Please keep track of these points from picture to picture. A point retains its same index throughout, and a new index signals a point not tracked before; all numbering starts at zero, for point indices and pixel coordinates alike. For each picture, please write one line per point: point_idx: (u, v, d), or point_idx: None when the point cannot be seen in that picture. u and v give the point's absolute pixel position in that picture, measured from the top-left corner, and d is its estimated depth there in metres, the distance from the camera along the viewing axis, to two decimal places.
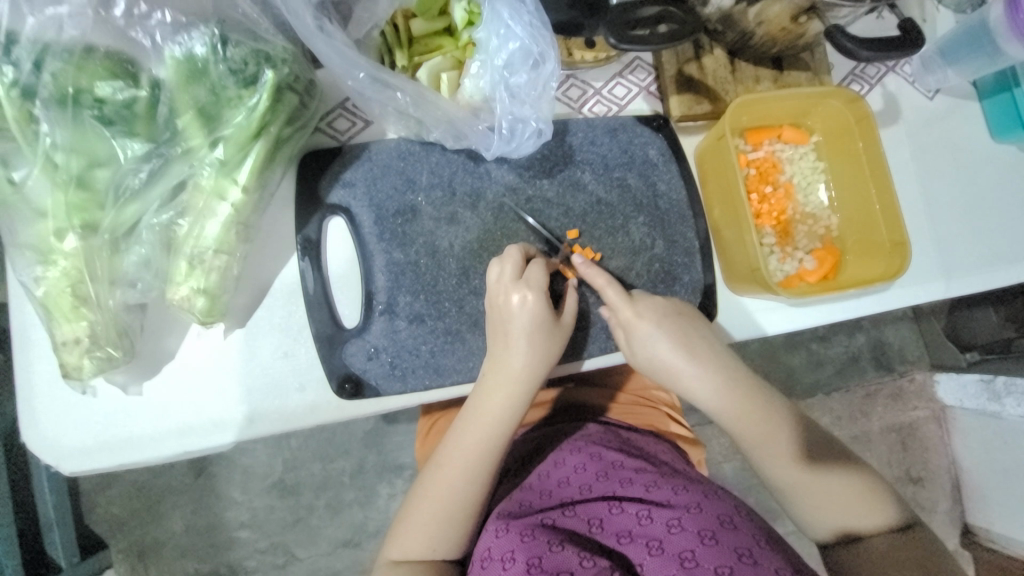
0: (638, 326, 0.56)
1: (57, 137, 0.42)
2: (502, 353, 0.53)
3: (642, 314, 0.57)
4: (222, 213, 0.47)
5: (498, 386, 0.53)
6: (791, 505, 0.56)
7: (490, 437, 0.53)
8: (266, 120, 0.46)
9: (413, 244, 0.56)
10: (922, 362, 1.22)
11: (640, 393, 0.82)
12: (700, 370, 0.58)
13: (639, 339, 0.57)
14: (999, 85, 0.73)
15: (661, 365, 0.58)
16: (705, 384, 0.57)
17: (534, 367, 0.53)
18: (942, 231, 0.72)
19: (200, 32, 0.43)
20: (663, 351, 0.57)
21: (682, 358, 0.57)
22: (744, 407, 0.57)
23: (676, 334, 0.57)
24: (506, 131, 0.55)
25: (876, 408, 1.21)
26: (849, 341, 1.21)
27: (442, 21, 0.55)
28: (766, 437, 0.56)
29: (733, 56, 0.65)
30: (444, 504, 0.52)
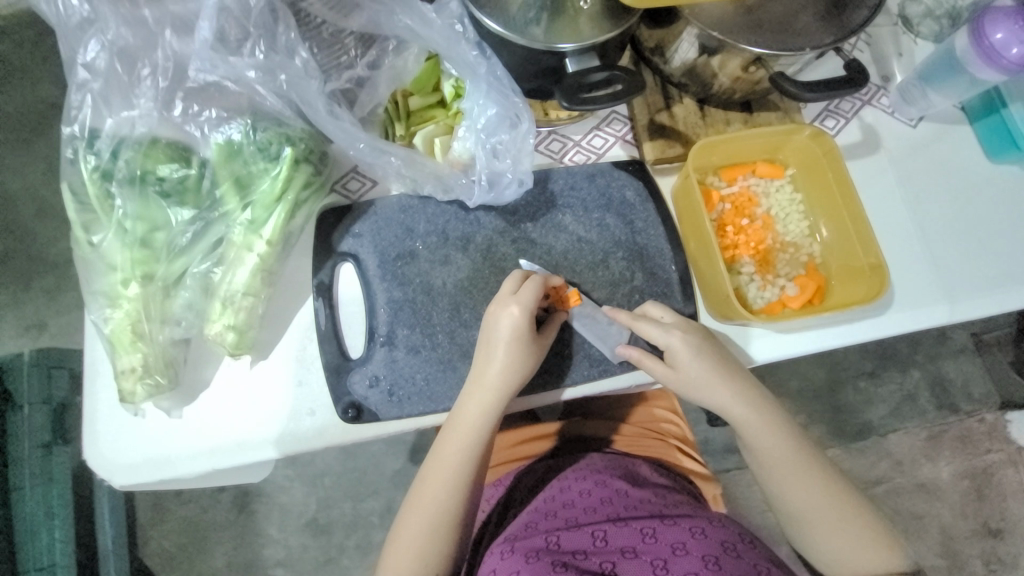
0: (678, 348, 0.60)
1: (127, 208, 0.54)
2: (480, 368, 0.58)
3: (685, 341, 0.60)
4: (249, 262, 0.57)
5: (476, 398, 0.58)
6: (814, 537, 0.60)
7: (472, 441, 0.58)
8: (286, 186, 0.57)
9: (410, 284, 0.63)
10: (992, 401, 1.57)
11: (649, 426, 0.83)
12: (741, 399, 0.60)
13: (673, 359, 0.60)
14: (986, 108, 0.74)
15: (700, 391, 0.60)
16: (751, 424, 0.60)
17: (509, 376, 0.57)
18: (939, 257, 0.71)
19: (237, 123, 0.55)
20: (704, 377, 0.60)
21: (721, 389, 0.60)
22: (781, 446, 0.60)
23: (719, 365, 0.60)
24: (485, 183, 0.64)
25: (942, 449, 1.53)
26: (902, 378, 1.55)
27: (435, 96, 0.65)
28: (804, 485, 0.60)
29: (702, 104, 0.71)
30: (431, 511, 0.57)
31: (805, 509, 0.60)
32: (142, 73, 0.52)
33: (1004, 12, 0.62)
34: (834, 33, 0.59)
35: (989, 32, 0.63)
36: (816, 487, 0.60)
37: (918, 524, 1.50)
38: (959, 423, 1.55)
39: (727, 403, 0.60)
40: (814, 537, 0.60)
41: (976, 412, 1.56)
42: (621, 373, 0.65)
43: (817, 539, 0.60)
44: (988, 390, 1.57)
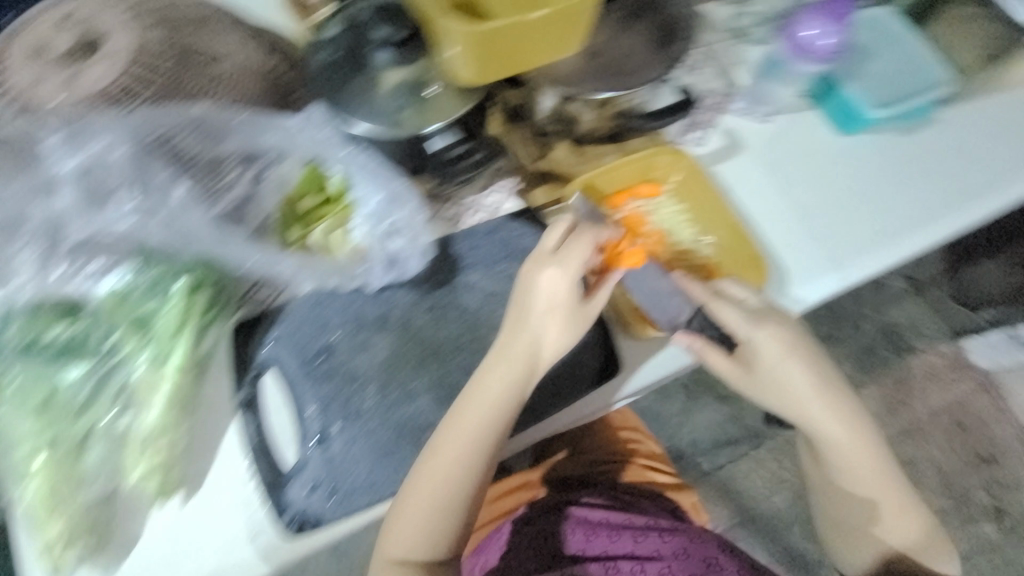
0: (762, 348, 0.65)
1: (25, 375, 0.54)
2: (513, 337, 0.62)
3: (769, 339, 0.65)
4: (158, 400, 0.56)
5: (496, 376, 0.61)
6: (851, 483, 0.70)
7: (476, 426, 0.60)
8: (183, 317, 0.57)
9: (336, 377, 0.64)
10: (943, 332, 1.63)
11: (617, 451, 0.94)
12: (819, 393, 0.67)
13: (765, 358, 0.66)
14: (826, 90, 0.82)
15: (788, 385, 0.66)
16: (825, 410, 0.68)
17: (531, 350, 0.61)
18: (820, 230, 0.77)
19: (122, 267, 0.56)
20: (795, 373, 0.66)
21: (812, 383, 0.67)
22: (845, 409, 0.68)
23: (807, 361, 0.67)
24: (386, 262, 0.67)
25: (914, 393, 1.59)
26: (858, 332, 1.63)
27: (322, 195, 0.65)
28: (858, 464, 0.69)
29: (577, 142, 0.75)
30: (427, 494, 0.59)
31: (852, 477, 0.70)
32: (20, 249, 0.56)
33: (806, 12, 0.70)
34: (656, 67, 0.71)
35: (799, 31, 0.70)
36: (873, 465, 0.69)
37: (913, 469, 1.53)
38: (921, 362, 1.61)
39: (812, 394, 0.67)
40: (850, 496, 0.71)
41: (932, 346, 1.62)
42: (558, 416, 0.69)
43: (851, 497, 0.71)
44: (936, 323, 1.64)
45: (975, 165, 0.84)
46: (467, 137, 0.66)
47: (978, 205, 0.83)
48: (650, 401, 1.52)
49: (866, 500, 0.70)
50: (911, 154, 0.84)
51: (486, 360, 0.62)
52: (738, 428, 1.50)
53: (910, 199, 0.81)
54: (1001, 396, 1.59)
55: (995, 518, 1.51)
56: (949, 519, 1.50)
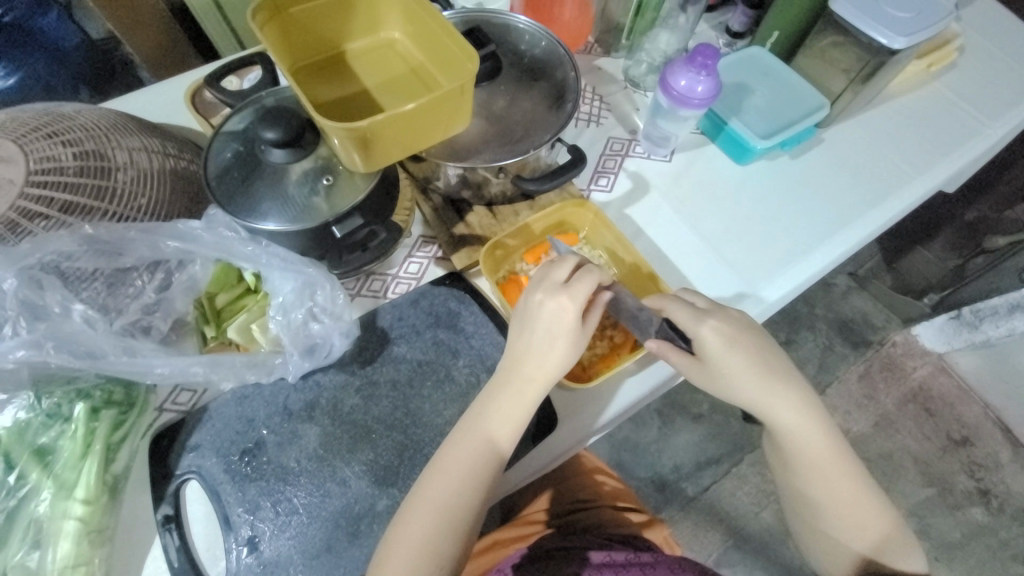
0: (710, 345, 0.64)
1: None
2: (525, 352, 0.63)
3: (718, 336, 0.64)
4: (69, 528, 0.53)
5: (518, 385, 0.62)
6: (819, 494, 0.66)
7: (480, 451, 0.60)
8: (88, 439, 0.55)
9: (265, 475, 0.62)
10: (895, 322, 1.69)
11: (587, 495, 0.91)
12: (769, 382, 0.65)
13: (710, 356, 0.64)
14: (716, 128, 0.88)
15: (730, 378, 0.64)
16: (775, 399, 0.65)
17: (554, 361, 0.62)
18: (733, 257, 0.81)
19: (19, 399, 0.55)
20: (737, 368, 0.64)
21: (759, 373, 0.64)
22: (804, 412, 0.65)
23: (753, 353, 0.65)
24: (304, 349, 0.66)
25: (878, 386, 1.62)
26: (814, 334, 1.67)
27: (241, 286, 0.67)
28: (812, 457, 0.65)
29: (491, 206, 0.80)
30: (426, 529, 0.58)
31: (809, 469, 0.65)
32: None
33: (674, 66, 0.77)
34: (548, 131, 0.73)
35: (671, 82, 0.77)
36: (827, 459, 0.65)
37: (892, 463, 1.54)
38: (879, 355, 1.65)
39: (760, 383, 0.64)
40: (807, 493, 0.66)
41: (885, 338, 1.67)
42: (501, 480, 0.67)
43: (809, 490, 0.66)
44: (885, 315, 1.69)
45: (867, 175, 0.91)
46: (370, 220, 0.65)
47: (876, 211, 0.88)
48: (626, 432, 1.51)
49: (826, 495, 0.65)
50: (806, 173, 0.90)
51: (528, 367, 0.62)
52: (716, 448, 1.50)
53: (814, 213, 0.87)
54: (958, 377, 1.64)
55: (981, 502, 1.51)
56: (935, 509, 1.50)
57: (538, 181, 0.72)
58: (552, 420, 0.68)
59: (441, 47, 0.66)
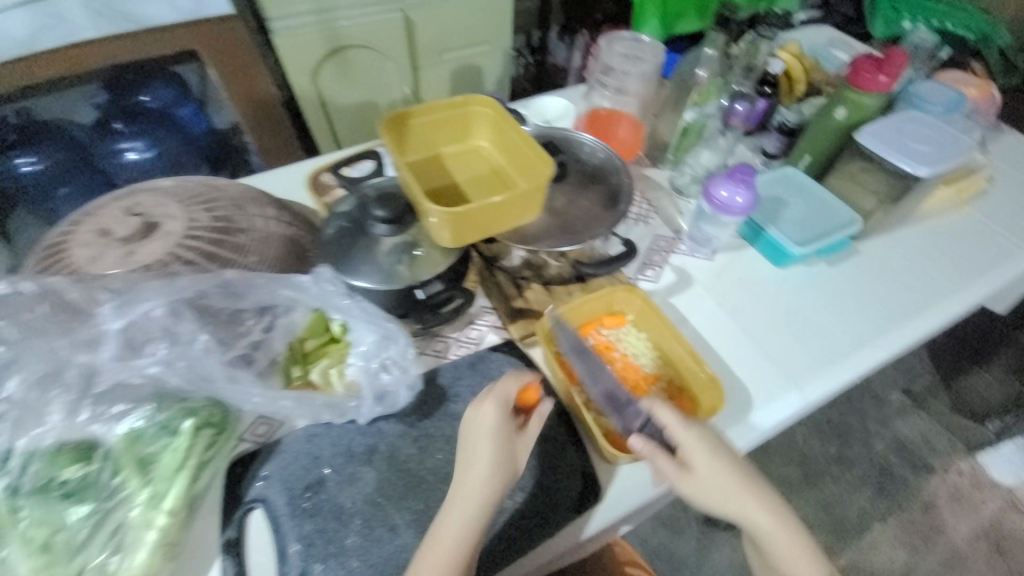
0: (695, 454, 0.66)
1: (31, 516, 0.57)
2: (479, 452, 0.63)
3: (700, 444, 0.66)
4: (149, 539, 0.59)
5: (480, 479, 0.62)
6: None
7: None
8: (187, 454, 0.62)
9: (320, 513, 0.66)
10: (960, 449, 1.58)
11: None
12: (749, 488, 0.65)
13: (696, 465, 0.65)
14: (756, 233, 0.98)
15: (715, 488, 0.65)
16: (755, 505, 0.65)
17: (503, 459, 0.63)
18: (776, 351, 0.85)
19: (140, 410, 0.62)
20: (722, 478, 0.65)
21: (740, 483, 0.65)
22: (787, 526, 0.66)
23: (733, 463, 0.66)
24: (376, 396, 0.74)
25: (944, 519, 1.48)
26: (869, 451, 1.58)
27: (327, 334, 0.79)
28: (802, 561, 0.65)
29: (547, 284, 0.89)
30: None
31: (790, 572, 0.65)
32: (52, 393, 0.60)
33: (717, 179, 0.88)
34: (604, 224, 0.84)
35: (715, 191, 0.87)
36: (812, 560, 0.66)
37: None
38: (943, 483, 1.53)
39: (740, 491, 0.65)
40: None
41: (947, 463, 1.56)
42: (544, 542, 0.68)
43: None
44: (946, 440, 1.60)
45: (899, 290, 0.95)
46: (451, 287, 0.78)
47: (913, 322, 0.91)
48: (661, 538, 1.42)
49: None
50: (843, 280, 0.96)
51: (485, 457, 0.63)
52: None
53: (849, 320, 0.91)
54: None
55: None
56: None
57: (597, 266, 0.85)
58: (597, 492, 0.71)
59: (521, 153, 0.81)
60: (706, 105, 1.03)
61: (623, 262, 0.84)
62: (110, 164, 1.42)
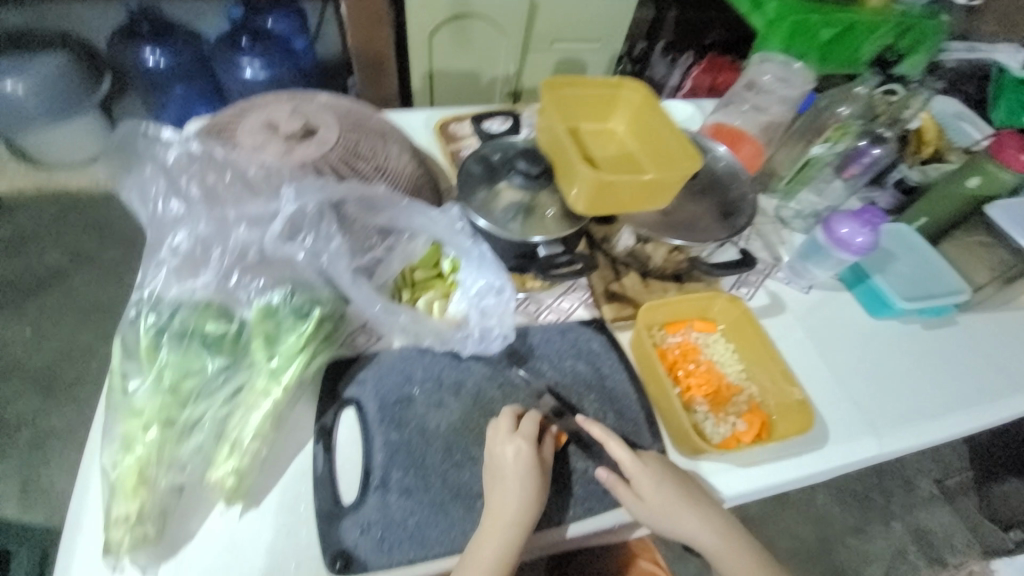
0: (642, 478, 0.67)
1: (170, 358, 0.61)
2: (501, 494, 0.63)
3: (645, 468, 0.67)
4: (265, 406, 0.63)
5: (502, 511, 0.62)
6: None
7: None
8: (310, 339, 0.67)
9: (407, 427, 0.69)
10: (975, 550, 1.52)
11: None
12: (696, 513, 0.67)
13: (645, 491, 0.66)
14: (857, 278, 0.97)
15: (665, 513, 0.65)
16: (703, 531, 0.67)
17: (526, 504, 0.63)
18: (857, 396, 0.85)
19: (279, 290, 0.69)
20: (669, 502, 0.66)
21: (684, 505, 0.66)
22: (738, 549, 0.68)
23: (679, 484, 0.67)
24: (478, 335, 0.76)
25: None
26: (887, 532, 1.52)
27: (435, 270, 0.80)
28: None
29: (645, 276, 0.90)
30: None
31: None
32: (214, 254, 0.66)
33: (842, 216, 0.88)
34: (727, 231, 0.82)
35: (836, 228, 0.88)
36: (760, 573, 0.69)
37: None
38: None
39: (684, 518, 0.66)
40: None
41: (960, 562, 1.49)
42: (610, 511, 0.68)
43: None
44: (964, 539, 1.53)
45: (932, 358, 0.93)
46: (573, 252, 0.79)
47: (993, 402, 0.89)
48: None
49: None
50: (933, 345, 0.95)
51: (512, 492, 0.63)
52: None
53: (931, 387, 0.89)
54: None
55: None
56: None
57: (722, 270, 0.83)
58: None
59: (662, 146, 0.82)
60: (840, 142, 1.01)
61: (747, 270, 0.82)
62: (226, 76, 1.54)
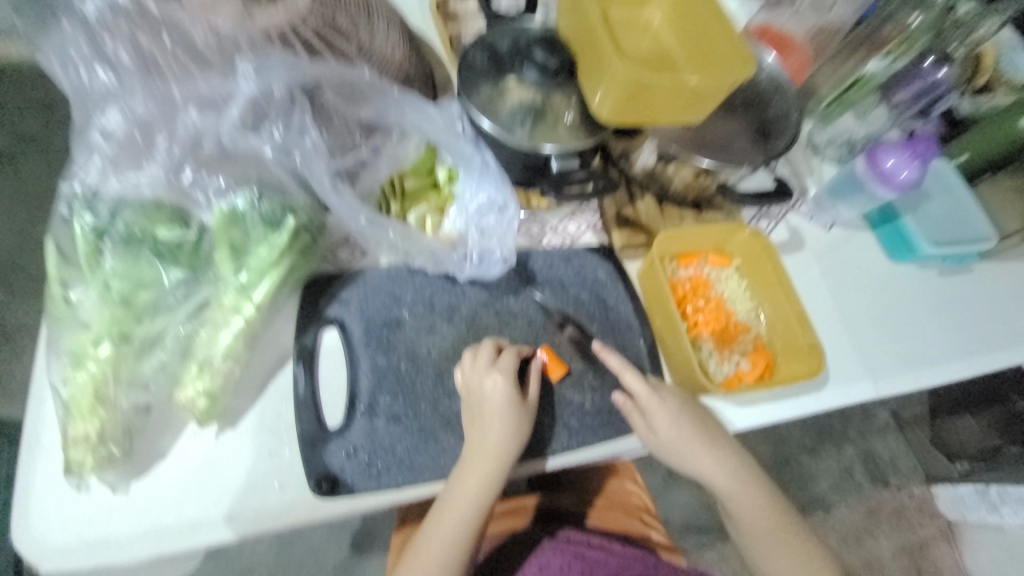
0: (658, 412, 0.64)
1: (115, 266, 0.54)
2: (479, 431, 0.59)
3: (663, 401, 0.65)
4: (235, 324, 0.56)
5: (482, 448, 0.58)
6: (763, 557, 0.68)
7: (451, 548, 0.57)
8: (284, 253, 0.58)
9: (395, 351, 0.64)
10: (914, 475, 1.43)
11: (616, 499, 0.81)
12: (709, 445, 0.65)
13: (659, 424, 0.64)
14: (883, 218, 0.90)
15: (677, 445, 0.64)
16: (715, 462, 0.66)
17: (507, 439, 0.59)
18: (865, 339, 0.82)
19: (243, 192, 0.58)
20: (682, 436, 0.64)
21: (698, 439, 0.65)
22: (747, 482, 0.67)
23: (694, 420, 0.65)
24: (476, 259, 0.68)
25: (882, 524, 1.37)
26: (840, 454, 1.44)
27: (429, 179, 0.69)
28: (760, 516, 0.67)
29: (660, 201, 0.81)
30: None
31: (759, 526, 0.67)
32: (159, 142, 0.55)
33: (891, 145, 0.80)
34: (765, 154, 0.72)
35: (882, 158, 0.80)
36: (770, 514, 0.68)
37: None
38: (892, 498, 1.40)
39: (699, 450, 0.65)
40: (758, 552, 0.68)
41: (907, 484, 1.43)
42: (606, 443, 0.66)
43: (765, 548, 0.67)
44: (912, 463, 1.45)
45: (961, 305, 0.89)
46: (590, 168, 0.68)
47: (1006, 353, 0.87)
48: None
49: (783, 553, 0.68)
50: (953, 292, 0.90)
51: (492, 429, 0.59)
52: None
53: (945, 334, 0.86)
54: None
55: None
56: None
57: (753, 199, 0.74)
58: None
59: (700, 43, 0.67)
60: (901, 58, 0.87)
61: (780, 200, 0.74)
62: None
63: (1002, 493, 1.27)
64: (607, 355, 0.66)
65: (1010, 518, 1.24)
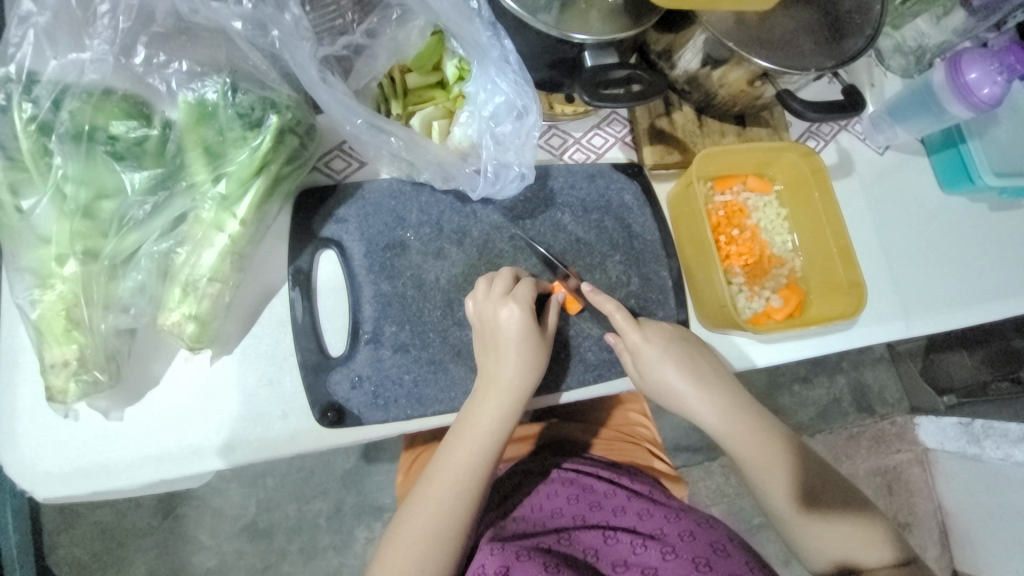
0: (644, 350, 0.59)
1: (69, 170, 0.46)
2: (493, 367, 0.55)
3: (650, 338, 0.60)
4: (219, 243, 0.50)
5: (498, 384, 0.55)
6: (764, 492, 0.61)
7: (464, 482, 0.53)
8: (268, 158, 0.50)
9: (400, 277, 0.58)
10: (901, 405, 1.31)
11: (623, 429, 0.81)
12: (704, 380, 0.61)
13: (647, 366, 0.59)
14: (945, 142, 0.79)
15: (663, 382, 0.60)
16: (712, 400, 0.61)
17: (524, 376, 0.55)
18: (900, 277, 0.76)
19: (213, 81, 0.48)
20: (674, 377, 0.59)
21: (679, 371, 0.60)
22: (748, 420, 0.61)
23: (678, 354, 0.60)
24: (491, 175, 0.59)
25: (860, 450, 1.28)
26: (830, 383, 1.29)
27: (435, 76, 0.60)
28: (759, 456, 0.60)
29: (700, 113, 0.71)
30: (424, 556, 0.50)
31: (758, 463, 0.60)
32: (99, 10, 0.44)
33: (979, 52, 0.66)
34: (835, 58, 0.60)
35: (966, 70, 0.67)
36: (771, 452, 0.60)
37: None
38: (873, 426, 1.29)
39: (703, 391, 0.61)
40: (762, 490, 0.61)
41: (888, 414, 1.30)
42: (621, 377, 0.63)
43: (771, 485, 0.60)
44: (897, 393, 1.31)
45: (1011, 241, 0.81)
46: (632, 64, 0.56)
47: None
48: None
49: (788, 496, 0.60)
50: (1009, 229, 0.82)
51: (509, 367, 0.55)
52: None
53: (989, 273, 0.80)
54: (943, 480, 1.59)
55: None
56: None
57: (820, 111, 0.60)
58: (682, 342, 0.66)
59: None
60: None
61: (850, 115, 0.62)
62: None
63: (987, 427, 1.17)
64: (600, 301, 0.59)
65: (992, 452, 1.15)
